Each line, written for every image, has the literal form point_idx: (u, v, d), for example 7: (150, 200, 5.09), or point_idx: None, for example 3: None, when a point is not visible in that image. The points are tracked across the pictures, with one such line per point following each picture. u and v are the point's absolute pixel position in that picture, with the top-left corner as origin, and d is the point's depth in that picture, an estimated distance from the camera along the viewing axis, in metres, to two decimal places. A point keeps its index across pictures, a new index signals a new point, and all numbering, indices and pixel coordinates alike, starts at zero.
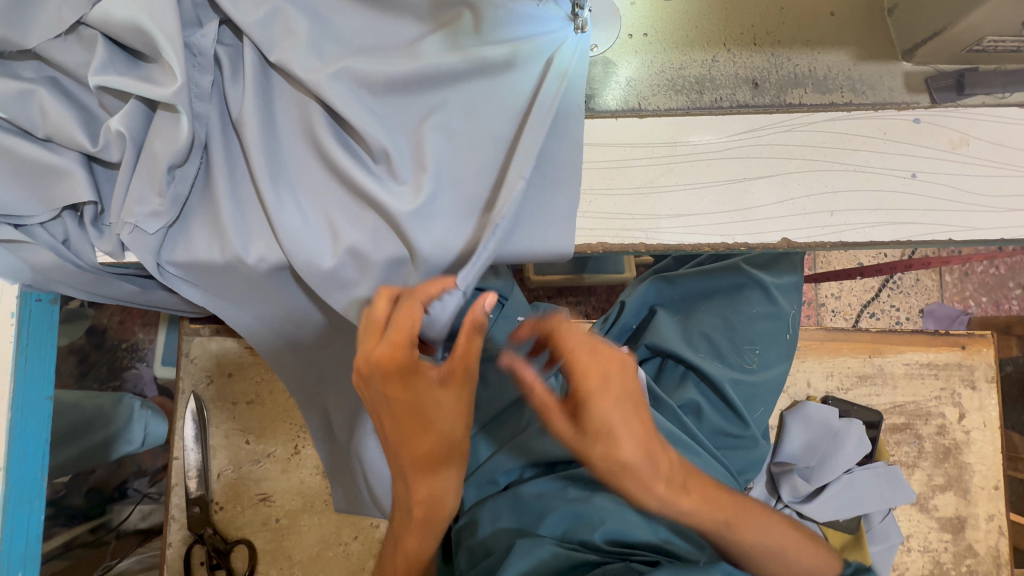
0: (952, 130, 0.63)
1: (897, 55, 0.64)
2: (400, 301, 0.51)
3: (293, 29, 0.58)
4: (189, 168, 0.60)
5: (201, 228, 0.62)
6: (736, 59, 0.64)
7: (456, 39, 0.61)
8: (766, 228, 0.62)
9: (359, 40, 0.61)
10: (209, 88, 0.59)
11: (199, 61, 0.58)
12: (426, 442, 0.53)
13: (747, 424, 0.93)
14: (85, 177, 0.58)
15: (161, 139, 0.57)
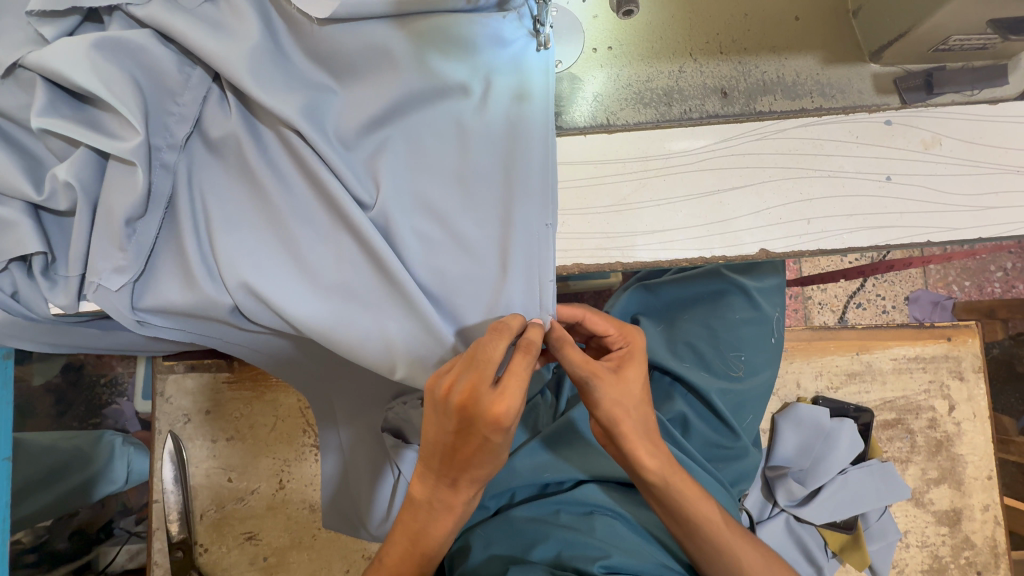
0: (923, 130, 0.62)
1: (864, 57, 0.63)
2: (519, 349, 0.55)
3: (258, 55, 0.55)
4: (153, 218, 0.57)
5: (168, 276, 0.60)
6: (704, 68, 0.63)
7: (422, 55, 0.58)
8: (744, 240, 0.61)
9: (325, 65, 0.58)
10: (184, 140, 0.58)
11: (176, 114, 0.57)
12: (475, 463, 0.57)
13: (740, 436, 0.94)
14: (33, 228, 0.55)
15: (115, 188, 0.55)
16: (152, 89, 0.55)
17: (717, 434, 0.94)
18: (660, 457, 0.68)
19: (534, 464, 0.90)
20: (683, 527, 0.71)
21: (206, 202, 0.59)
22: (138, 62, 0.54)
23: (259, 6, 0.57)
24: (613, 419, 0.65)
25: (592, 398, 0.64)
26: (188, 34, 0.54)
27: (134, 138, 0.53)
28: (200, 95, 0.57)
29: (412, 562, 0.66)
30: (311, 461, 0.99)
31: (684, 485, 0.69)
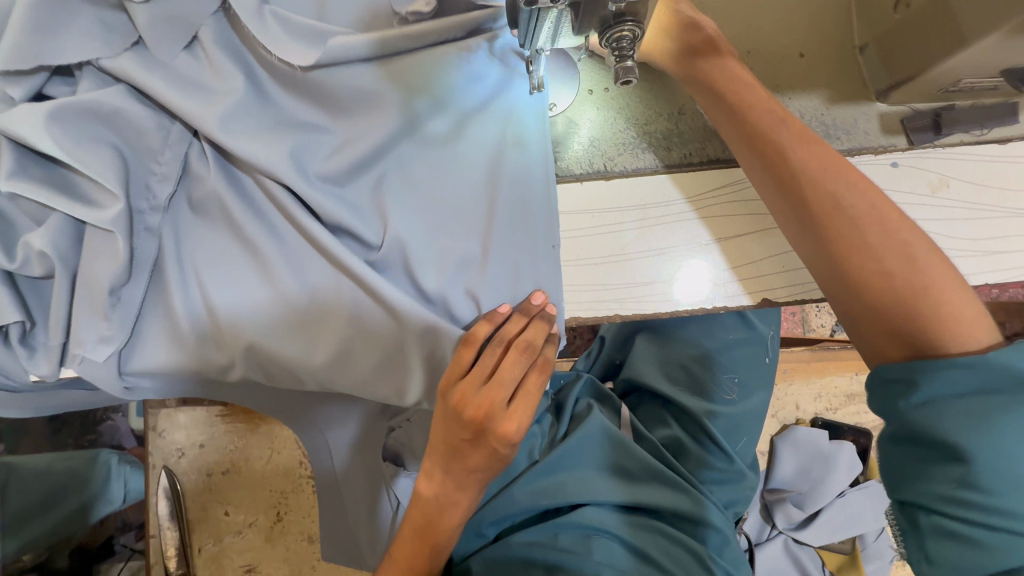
0: (931, 172, 0.60)
1: (870, 95, 0.60)
2: (487, 377, 0.53)
3: (240, 104, 0.53)
4: (138, 284, 0.55)
5: (157, 339, 0.58)
6: (703, 111, 0.61)
7: (412, 99, 0.55)
8: (745, 289, 0.59)
9: (307, 108, 0.55)
10: (168, 200, 0.55)
11: (158, 172, 0.55)
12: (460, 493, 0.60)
13: (734, 459, 0.91)
14: (8, 296, 0.53)
15: (95, 256, 0.52)
16: (131, 149, 0.53)
17: (715, 459, 0.91)
18: (835, 177, 0.53)
19: (533, 492, 0.87)
20: (843, 274, 0.53)
21: (195, 263, 0.57)
22: (114, 123, 0.52)
23: (237, 57, 0.54)
24: (757, 119, 0.55)
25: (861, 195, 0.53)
26: (167, 93, 0.52)
27: (114, 204, 0.51)
28: (181, 151, 0.55)
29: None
30: (308, 492, 0.99)
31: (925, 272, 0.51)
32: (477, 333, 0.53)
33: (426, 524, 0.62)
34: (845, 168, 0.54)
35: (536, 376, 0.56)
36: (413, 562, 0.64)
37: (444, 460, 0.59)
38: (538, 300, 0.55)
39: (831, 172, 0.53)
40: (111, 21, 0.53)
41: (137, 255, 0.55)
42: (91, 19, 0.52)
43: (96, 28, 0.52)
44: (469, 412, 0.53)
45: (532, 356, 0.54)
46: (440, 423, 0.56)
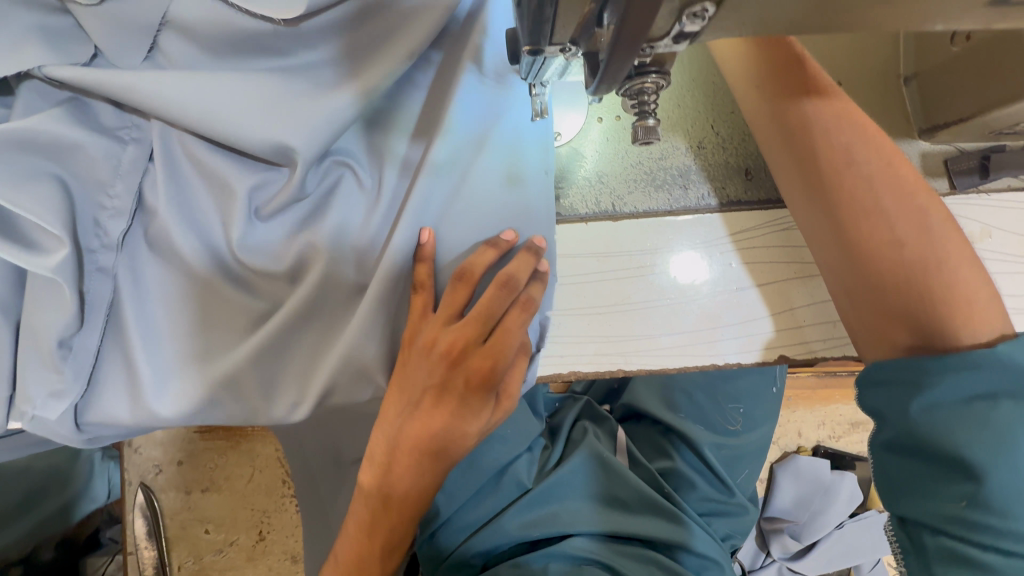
0: (972, 221, 0.54)
1: (912, 132, 0.55)
2: (455, 309, 0.48)
3: (197, 82, 0.44)
4: (92, 331, 0.49)
5: (115, 385, 0.52)
6: (726, 144, 0.55)
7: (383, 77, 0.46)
8: (762, 346, 0.54)
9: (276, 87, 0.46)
10: (121, 237, 0.49)
11: (109, 207, 0.48)
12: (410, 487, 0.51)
13: (733, 492, 0.88)
14: None
15: (41, 301, 0.47)
16: (77, 181, 0.47)
17: (712, 489, 0.88)
18: (852, 128, 0.48)
19: (525, 522, 0.82)
20: (843, 239, 0.48)
21: (160, 306, 0.51)
22: (54, 152, 0.45)
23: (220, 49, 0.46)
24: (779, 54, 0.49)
25: (875, 150, 0.48)
26: (118, 85, 0.44)
27: (59, 247, 0.45)
28: (134, 183, 0.48)
29: None
30: (292, 511, 0.96)
31: (936, 248, 0.46)
32: (420, 277, 0.48)
33: (384, 505, 0.52)
34: (861, 122, 0.49)
35: (517, 315, 0.48)
36: (368, 550, 0.54)
37: (408, 427, 0.49)
38: (509, 237, 0.49)
39: (849, 127, 0.48)
40: (54, 30, 0.45)
41: (89, 299, 0.48)
42: (29, 27, 0.44)
43: (35, 37, 0.44)
44: (439, 352, 0.47)
45: (511, 292, 0.47)
46: (405, 377, 0.48)
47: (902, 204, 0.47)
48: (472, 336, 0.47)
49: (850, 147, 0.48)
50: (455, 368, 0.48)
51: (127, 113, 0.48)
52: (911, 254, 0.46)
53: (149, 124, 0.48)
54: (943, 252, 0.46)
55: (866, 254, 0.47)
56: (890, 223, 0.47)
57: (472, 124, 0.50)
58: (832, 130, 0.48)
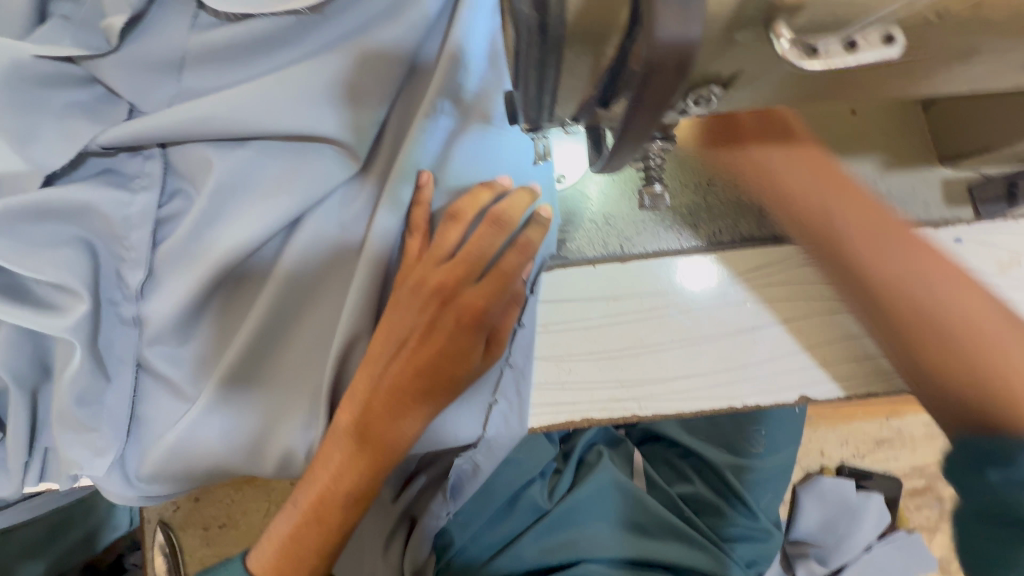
0: (1001, 248, 0.52)
1: (934, 158, 0.52)
2: (451, 238, 0.48)
3: (205, 114, 0.46)
4: (123, 386, 0.49)
5: (160, 418, 0.50)
6: (736, 181, 0.53)
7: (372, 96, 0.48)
8: (784, 386, 0.52)
9: (276, 117, 0.46)
10: (140, 287, 0.49)
11: (128, 258, 0.48)
12: (385, 437, 0.47)
13: (759, 517, 0.86)
14: None
15: (60, 366, 0.47)
16: (96, 237, 0.48)
17: (738, 516, 0.85)
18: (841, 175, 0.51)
19: (544, 548, 0.80)
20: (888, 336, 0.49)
21: (195, 354, 0.50)
22: (72, 213, 0.46)
23: (243, 55, 0.48)
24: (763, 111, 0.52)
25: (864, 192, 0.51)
26: (136, 130, 0.46)
27: (78, 304, 0.46)
28: (147, 232, 0.48)
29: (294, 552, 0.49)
30: None
31: (950, 288, 0.49)
32: (416, 220, 0.48)
33: (357, 445, 0.47)
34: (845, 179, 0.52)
35: (514, 258, 0.47)
36: (333, 491, 0.48)
37: (395, 364, 0.47)
38: (504, 182, 0.49)
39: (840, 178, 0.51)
40: (88, 103, 0.48)
41: (114, 352, 0.49)
42: (68, 105, 0.47)
43: (75, 114, 0.47)
44: (432, 286, 0.47)
45: (502, 230, 0.47)
46: (396, 313, 0.47)
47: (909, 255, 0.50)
48: (467, 270, 0.47)
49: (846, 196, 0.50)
50: (448, 301, 0.47)
51: (140, 163, 0.49)
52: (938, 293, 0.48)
53: (159, 169, 0.49)
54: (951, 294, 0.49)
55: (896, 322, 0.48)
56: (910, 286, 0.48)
57: (434, 163, 0.48)
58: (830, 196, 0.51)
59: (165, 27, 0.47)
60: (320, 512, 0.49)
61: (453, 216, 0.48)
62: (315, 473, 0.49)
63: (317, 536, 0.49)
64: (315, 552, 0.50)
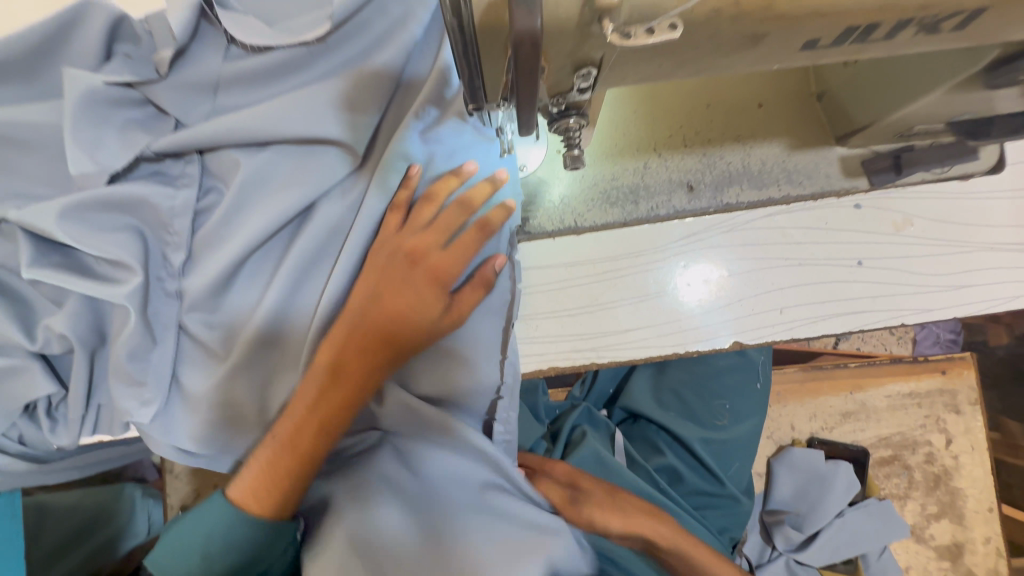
0: (894, 211, 0.62)
1: (831, 139, 0.63)
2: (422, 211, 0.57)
3: (232, 123, 0.58)
4: (165, 347, 0.60)
5: (195, 375, 0.61)
6: (668, 163, 0.63)
7: (363, 104, 0.60)
8: (717, 333, 0.62)
9: (289, 124, 0.58)
10: (181, 266, 0.60)
11: (171, 242, 0.60)
12: (354, 377, 0.54)
13: (724, 483, 0.91)
14: (44, 373, 0.58)
15: (117, 329, 0.58)
16: (146, 226, 0.59)
17: (706, 484, 0.91)
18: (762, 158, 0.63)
19: None
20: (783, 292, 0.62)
21: (223, 325, 0.61)
22: (128, 206, 0.58)
23: (265, 80, 0.60)
24: (700, 102, 0.63)
25: (778, 171, 0.62)
26: (180, 139, 0.58)
27: (131, 277, 0.57)
28: (187, 220, 0.60)
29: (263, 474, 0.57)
30: None
31: (836, 246, 0.62)
32: (397, 200, 0.58)
33: (333, 384, 0.55)
34: (767, 156, 0.63)
35: (474, 234, 0.57)
36: (304, 421, 0.55)
37: (370, 314, 0.55)
38: (470, 168, 0.58)
39: (761, 158, 0.62)
40: (143, 119, 0.60)
41: (158, 319, 0.60)
42: (127, 120, 0.59)
43: (133, 128, 0.60)
44: (403, 249, 0.56)
45: (465, 213, 0.57)
46: (374, 273, 0.56)
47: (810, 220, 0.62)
48: (435, 239, 0.56)
49: (762, 178, 0.62)
50: (415, 262, 0.55)
51: (182, 166, 0.61)
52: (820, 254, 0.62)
53: (197, 171, 0.61)
54: (836, 252, 0.62)
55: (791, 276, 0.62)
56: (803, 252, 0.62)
57: (416, 156, 0.60)
58: (754, 177, 0.62)
59: (202, 58, 0.60)
60: (295, 444, 0.56)
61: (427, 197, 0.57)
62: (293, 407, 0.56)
63: (292, 465, 0.56)
64: (283, 481, 0.56)
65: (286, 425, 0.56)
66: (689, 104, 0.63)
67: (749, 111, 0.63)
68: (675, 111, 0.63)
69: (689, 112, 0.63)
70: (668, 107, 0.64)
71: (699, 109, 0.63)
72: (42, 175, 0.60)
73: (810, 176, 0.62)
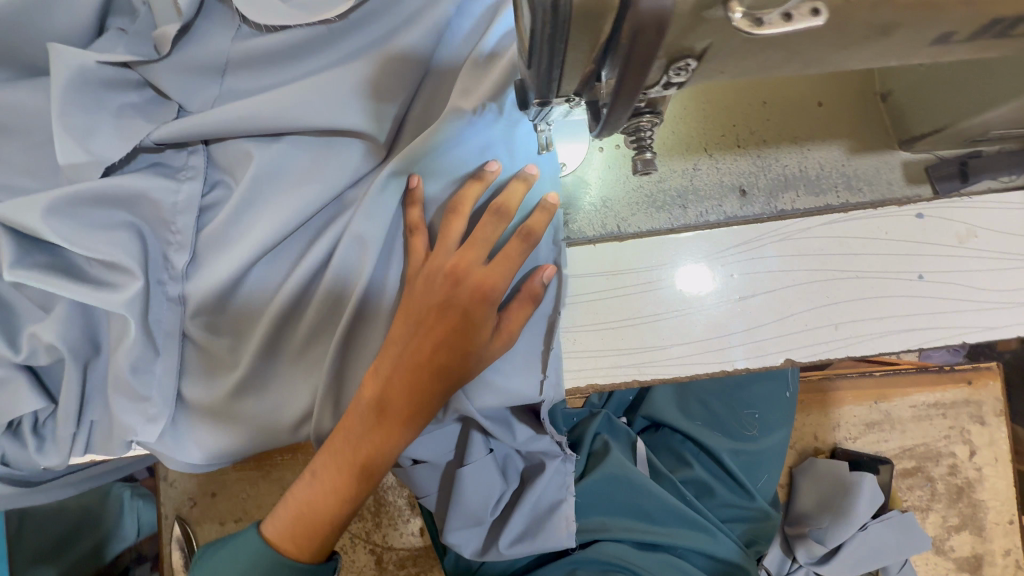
0: (958, 222, 0.58)
1: (894, 142, 0.59)
2: (456, 223, 0.52)
3: (243, 110, 0.52)
4: (169, 357, 0.55)
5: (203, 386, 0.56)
6: (720, 165, 0.59)
7: (389, 92, 0.54)
8: (767, 349, 0.57)
9: (306, 112, 0.52)
10: (185, 268, 0.54)
11: (174, 242, 0.54)
12: (396, 414, 0.50)
13: (754, 496, 0.88)
14: (30, 386, 0.52)
15: (114, 339, 0.53)
16: (145, 223, 0.53)
17: (734, 496, 0.89)
18: (820, 162, 0.59)
19: None
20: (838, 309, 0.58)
21: (232, 335, 0.55)
22: (126, 202, 0.52)
23: (280, 62, 0.54)
24: (754, 103, 0.59)
25: (837, 176, 0.59)
26: (184, 126, 0.52)
27: (132, 282, 0.51)
28: (192, 217, 0.54)
29: (306, 528, 0.52)
30: None
31: (896, 258, 0.58)
32: (413, 219, 0.54)
33: (375, 423, 0.50)
34: (826, 159, 0.59)
35: (518, 244, 0.52)
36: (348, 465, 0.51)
37: (413, 346, 0.50)
38: (494, 169, 0.53)
39: (819, 162, 0.59)
40: (141, 104, 0.54)
41: (160, 327, 0.54)
42: (124, 105, 0.53)
43: (129, 113, 0.53)
44: (444, 272, 0.50)
45: (503, 220, 0.52)
46: (411, 300, 0.51)
47: (872, 228, 0.58)
48: (476, 254, 0.51)
49: (820, 183, 0.59)
50: (458, 278, 0.50)
51: (185, 157, 0.55)
52: (879, 266, 0.58)
53: (202, 162, 0.55)
54: (897, 264, 0.58)
55: (847, 290, 0.58)
56: (861, 264, 0.58)
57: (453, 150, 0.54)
58: (812, 182, 0.59)
59: (209, 35, 0.53)
60: (335, 483, 0.51)
61: (461, 208, 0.52)
62: (330, 448, 0.51)
63: (333, 503, 0.52)
64: (326, 525, 0.52)
65: (328, 467, 0.52)
66: (741, 106, 0.59)
67: (807, 111, 0.59)
68: (728, 109, 0.59)
69: (742, 111, 0.59)
70: (718, 108, 0.59)
71: (754, 109, 0.59)
72: (27, 165, 0.53)
73: (870, 182, 0.59)
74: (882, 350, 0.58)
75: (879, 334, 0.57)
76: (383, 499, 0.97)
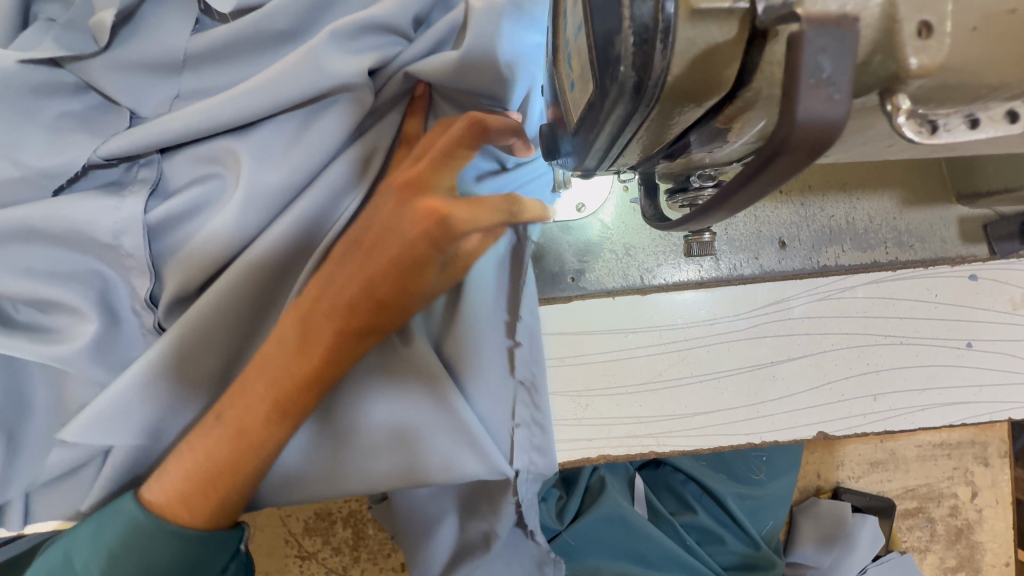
0: (1012, 286, 0.52)
1: (950, 195, 0.53)
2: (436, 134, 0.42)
3: (202, 120, 0.43)
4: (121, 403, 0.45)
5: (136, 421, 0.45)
6: (758, 213, 0.53)
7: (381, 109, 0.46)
8: (798, 422, 0.51)
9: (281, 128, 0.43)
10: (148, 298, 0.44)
11: (130, 269, 0.43)
12: (324, 339, 0.40)
13: (759, 544, 0.83)
14: None
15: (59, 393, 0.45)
16: (85, 250, 0.43)
17: (739, 540, 0.84)
18: (866, 213, 0.53)
19: None
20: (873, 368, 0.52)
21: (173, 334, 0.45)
22: (61, 236, 0.42)
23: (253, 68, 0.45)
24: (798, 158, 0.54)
25: (886, 229, 0.53)
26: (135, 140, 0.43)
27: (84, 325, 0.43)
28: (141, 238, 0.43)
29: (195, 482, 0.41)
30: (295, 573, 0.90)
31: (946, 323, 0.52)
32: (407, 131, 0.45)
33: (300, 351, 0.41)
34: (874, 209, 0.53)
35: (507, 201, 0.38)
36: (256, 402, 0.41)
37: (353, 268, 0.40)
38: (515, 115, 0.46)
39: (865, 213, 0.53)
40: (83, 113, 0.44)
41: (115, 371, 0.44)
42: (62, 114, 0.44)
43: (69, 125, 0.44)
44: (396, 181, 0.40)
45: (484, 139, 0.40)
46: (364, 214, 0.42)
47: (923, 289, 0.52)
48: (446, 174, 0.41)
49: (867, 236, 0.53)
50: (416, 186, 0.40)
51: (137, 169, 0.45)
52: (928, 331, 0.52)
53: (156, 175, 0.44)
54: (948, 329, 0.52)
55: (892, 356, 0.52)
56: (908, 328, 0.52)
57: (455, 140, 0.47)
58: (859, 235, 0.53)
59: (167, 31, 0.44)
60: (241, 424, 0.41)
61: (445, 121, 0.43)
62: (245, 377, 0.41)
63: (237, 452, 0.41)
64: (217, 478, 0.41)
65: (235, 405, 0.41)
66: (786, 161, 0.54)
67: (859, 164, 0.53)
68: None
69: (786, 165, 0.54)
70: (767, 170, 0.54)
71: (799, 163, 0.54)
72: None
73: (920, 238, 0.53)
74: (926, 423, 0.52)
75: (924, 408, 0.51)
76: (362, 532, 0.91)
